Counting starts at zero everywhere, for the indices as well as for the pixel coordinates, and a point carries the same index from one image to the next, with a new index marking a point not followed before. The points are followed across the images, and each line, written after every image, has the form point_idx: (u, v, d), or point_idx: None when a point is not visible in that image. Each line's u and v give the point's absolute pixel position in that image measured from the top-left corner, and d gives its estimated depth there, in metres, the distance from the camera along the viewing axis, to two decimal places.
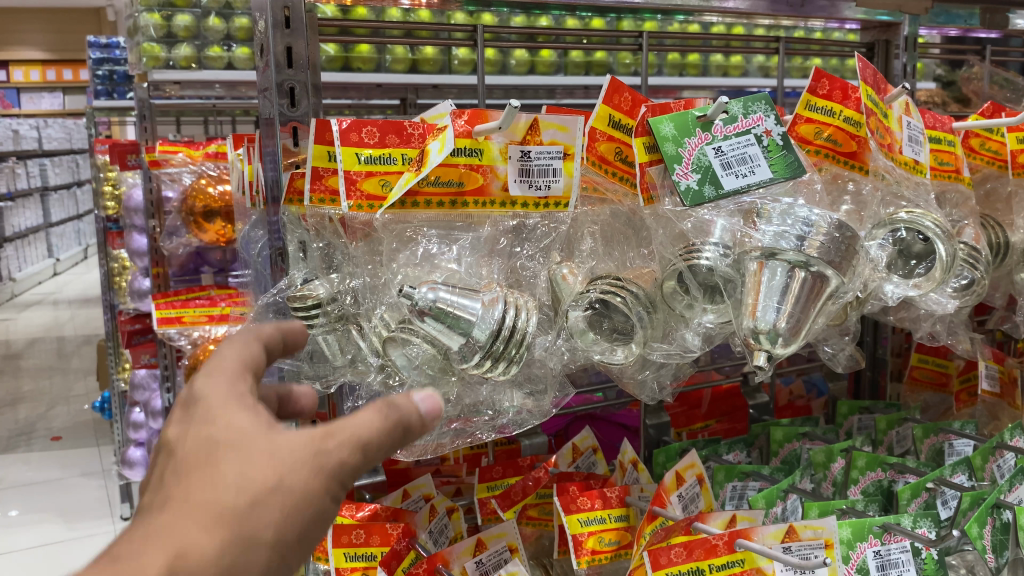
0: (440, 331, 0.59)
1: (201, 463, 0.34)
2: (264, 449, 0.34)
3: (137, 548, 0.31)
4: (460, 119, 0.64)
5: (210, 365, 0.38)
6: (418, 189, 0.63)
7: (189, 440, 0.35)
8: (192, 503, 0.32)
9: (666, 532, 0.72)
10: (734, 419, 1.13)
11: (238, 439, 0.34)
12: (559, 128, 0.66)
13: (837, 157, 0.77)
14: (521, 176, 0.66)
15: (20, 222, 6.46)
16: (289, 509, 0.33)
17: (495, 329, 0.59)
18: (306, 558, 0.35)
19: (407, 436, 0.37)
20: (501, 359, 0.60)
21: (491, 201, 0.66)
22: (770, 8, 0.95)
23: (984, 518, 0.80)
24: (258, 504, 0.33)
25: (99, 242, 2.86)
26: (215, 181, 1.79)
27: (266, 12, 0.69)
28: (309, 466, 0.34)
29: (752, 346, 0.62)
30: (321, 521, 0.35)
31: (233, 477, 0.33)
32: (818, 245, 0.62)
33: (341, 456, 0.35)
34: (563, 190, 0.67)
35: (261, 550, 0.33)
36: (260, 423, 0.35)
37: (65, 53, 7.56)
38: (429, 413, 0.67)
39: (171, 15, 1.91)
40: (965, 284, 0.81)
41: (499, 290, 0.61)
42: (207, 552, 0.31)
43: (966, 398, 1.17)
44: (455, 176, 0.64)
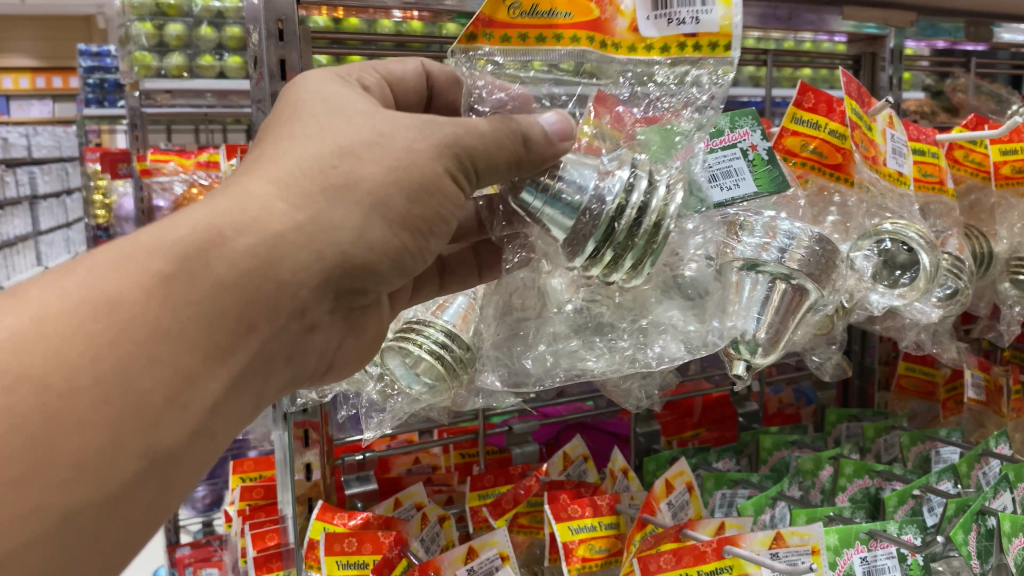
0: (556, 212, 0.50)
1: (284, 125, 0.47)
2: (351, 126, 0.46)
3: (202, 215, 0.42)
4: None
5: (311, 80, 0.51)
6: (504, 19, 0.56)
7: (282, 107, 0.48)
8: (275, 167, 0.44)
9: (657, 539, 0.73)
10: (723, 428, 1.14)
11: (318, 114, 0.47)
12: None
13: (823, 168, 0.80)
14: (655, 10, 0.55)
15: (10, 231, 6.43)
16: (372, 170, 0.45)
17: (622, 204, 0.48)
18: (421, 205, 0.46)
19: (529, 144, 0.48)
20: (625, 251, 0.49)
21: (614, 41, 0.56)
22: (759, 20, 0.97)
23: (968, 525, 0.81)
24: (344, 161, 0.44)
25: (88, 251, 2.86)
26: (206, 191, 1.74)
27: (259, 25, 0.70)
28: (393, 136, 0.46)
29: (733, 355, 0.64)
30: (417, 190, 0.46)
31: (310, 136, 0.45)
32: (799, 258, 0.63)
33: (443, 129, 0.47)
34: (719, 22, 0.55)
35: (350, 196, 0.44)
36: (348, 113, 0.47)
37: (55, 60, 7.54)
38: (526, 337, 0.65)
39: (164, 25, 1.92)
40: (950, 293, 0.82)
41: (623, 154, 0.51)
42: (280, 208, 0.43)
43: (953, 406, 1.19)
44: (561, 3, 0.55)
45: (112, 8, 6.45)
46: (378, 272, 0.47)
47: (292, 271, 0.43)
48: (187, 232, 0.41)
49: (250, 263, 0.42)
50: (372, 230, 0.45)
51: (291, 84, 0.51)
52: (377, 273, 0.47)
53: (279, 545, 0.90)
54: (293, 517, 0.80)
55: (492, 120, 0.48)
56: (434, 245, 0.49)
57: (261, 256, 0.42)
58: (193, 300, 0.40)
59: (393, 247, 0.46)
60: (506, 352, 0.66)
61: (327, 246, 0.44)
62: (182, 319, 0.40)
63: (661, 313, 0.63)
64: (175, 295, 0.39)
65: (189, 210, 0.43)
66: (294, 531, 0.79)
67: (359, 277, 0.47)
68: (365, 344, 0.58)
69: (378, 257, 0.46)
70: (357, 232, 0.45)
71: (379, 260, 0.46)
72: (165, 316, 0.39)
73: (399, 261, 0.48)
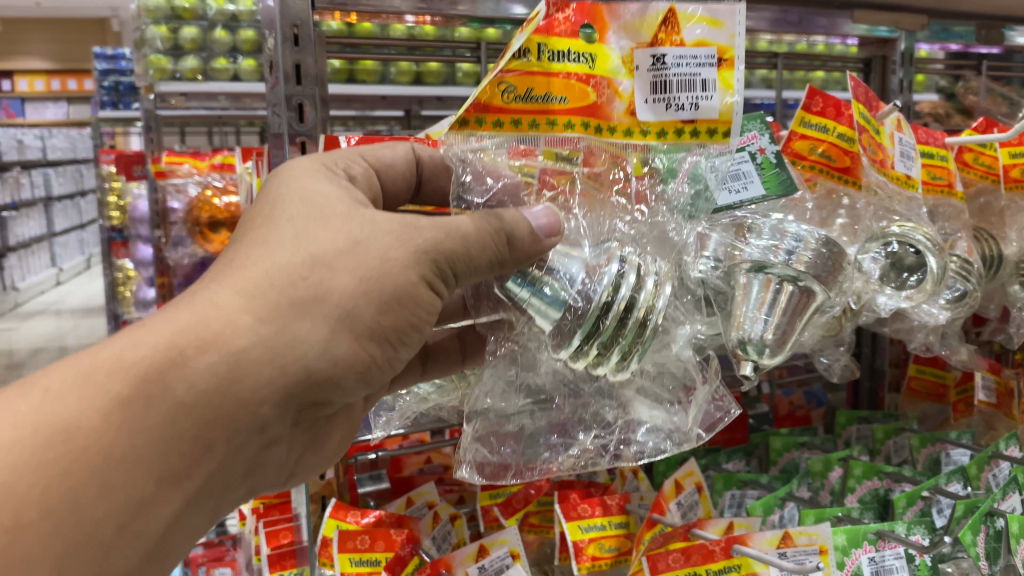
0: (544, 304, 0.50)
1: (260, 224, 0.48)
2: (326, 232, 0.47)
3: (165, 329, 0.45)
4: (561, 14, 0.53)
5: (298, 173, 0.51)
6: (499, 104, 0.53)
7: (257, 206, 0.50)
8: (243, 276, 0.46)
9: (666, 538, 0.74)
10: (734, 429, 1.12)
11: (292, 215, 0.48)
12: (709, 23, 0.56)
13: (831, 172, 0.80)
14: (652, 94, 0.56)
15: (25, 232, 6.48)
16: (343, 281, 0.46)
17: (610, 301, 0.50)
18: (396, 312, 0.48)
19: (513, 243, 0.48)
20: (610, 347, 0.51)
21: (612, 126, 0.57)
22: (770, 24, 0.99)
23: (977, 526, 0.81)
24: (315, 272, 0.46)
25: (103, 252, 2.88)
26: (220, 193, 1.79)
27: (275, 29, 0.71)
28: (369, 243, 0.47)
29: (739, 356, 0.63)
30: (387, 301, 0.47)
31: (285, 242, 0.46)
32: (806, 260, 0.64)
33: (414, 240, 0.47)
34: (719, 108, 0.57)
35: (316, 314, 0.46)
36: (327, 213, 0.48)
37: (70, 63, 7.60)
38: (511, 428, 0.60)
39: (178, 28, 1.93)
40: (958, 295, 0.82)
41: (610, 249, 0.53)
42: (245, 322, 0.45)
43: (963, 409, 1.17)
44: (559, 89, 0.54)
45: (126, 11, 6.50)
46: (342, 384, 0.49)
47: (253, 389, 0.45)
48: (148, 352, 0.44)
49: (210, 382, 0.44)
50: (338, 343, 0.47)
51: (276, 173, 0.51)
52: (341, 386, 0.49)
53: (292, 543, 0.91)
54: (307, 515, 0.80)
55: (475, 219, 0.48)
56: (403, 353, 0.52)
57: (222, 374, 0.44)
58: (148, 425, 0.43)
59: (359, 360, 0.49)
60: (488, 444, 0.60)
61: (290, 361, 0.46)
62: (135, 443, 0.43)
63: (642, 411, 0.60)
64: (131, 421, 0.43)
65: (155, 318, 0.45)
66: (309, 529, 0.81)
67: (322, 390, 0.49)
68: (323, 456, 0.63)
69: (342, 369, 0.48)
70: (322, 346, 0.46)
71: (343, 371, 0.48)
72: (120, 441, 0.42)
73: (365, 372, 0.50)
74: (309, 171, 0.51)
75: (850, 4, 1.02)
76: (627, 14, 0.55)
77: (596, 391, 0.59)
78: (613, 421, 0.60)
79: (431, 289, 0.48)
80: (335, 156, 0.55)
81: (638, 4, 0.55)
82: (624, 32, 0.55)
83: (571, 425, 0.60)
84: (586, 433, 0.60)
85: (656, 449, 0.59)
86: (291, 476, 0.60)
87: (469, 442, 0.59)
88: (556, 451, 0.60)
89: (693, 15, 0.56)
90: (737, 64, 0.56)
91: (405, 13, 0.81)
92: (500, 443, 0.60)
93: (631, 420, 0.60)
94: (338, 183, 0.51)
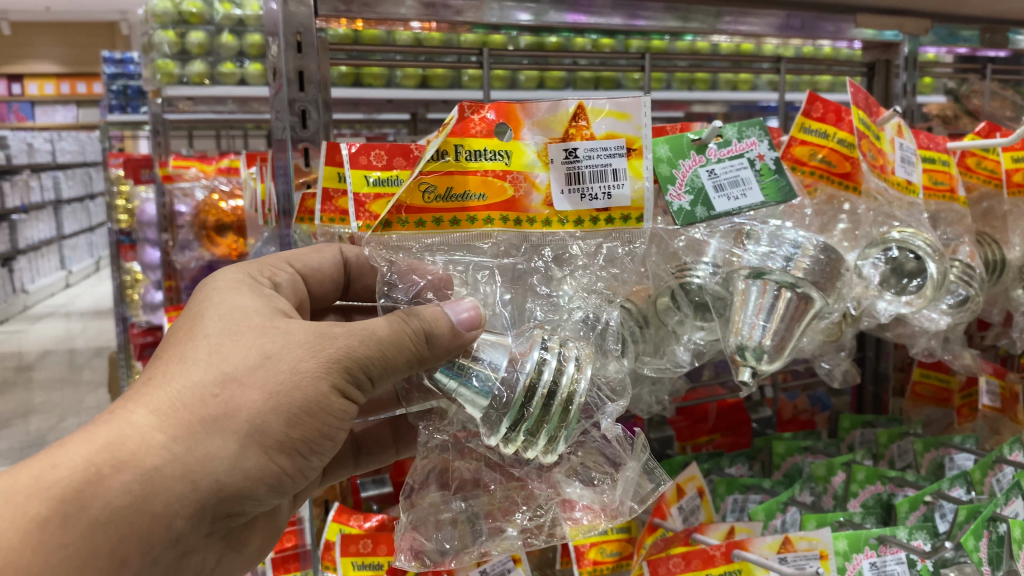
0: (472, 394, 0.52)
1: (180, 340, 0.51)
2: (239, 348, 0.50)
3: (83, 450, 0.48)
4: (476, 115, 0.58)
5: (222, 288, 0.55)
6: (421, 204, 0.57)
7: (181, 320, 0.53)
8: (158, 394, 0.49)
9: (666, 543, 0.76)
10: (738, 433, 1.13)
11: (210, 333, 0.51)
12: (617, 116, 0.61)
13: (831, 177, 0.80)
14: (568, 185, 0.61)
15: (34, 235, 6.51)
16: (252, 397, 0.49)
17: (531, 384, 0.51)
18: (307, 423, 0.51)
19: (431, 340, 0.51)
20: (539, 430, 0.52)
21: (530, 216, 0.60)
22: (776, 30, 0.98)
23: (979, 531, 0.81)
24: (226, 388, 0.49)
25: (112, 255, 2.89)
26: (227, 197, 1.85)
27: (278, 36, 0.72)
28: (279, 357, 0.49)
29: (737, 362, 0.64)
30: (296, 413, 0.50)
31: (200, 359, 0.49)
32: (804, 267, 0.65)
33: (327, 349, 0.50)
34: (630, 195, 0.62)
35: (227, 433, 0.49)
36: (242, 328, 0.51)
37: (79, 66, 7.63)
38: (447, 514, 0.61)
39: (185, 33, 1.92)
40: (960, 300, 0.82)
41: (535, 337, 0.55)
42: (158, 440, 0.48)
43: (968, 413, 1.16)
44: (476, 186, 0.58)
45: (134, 14, 6.54)
46: (255, 495, 0.52)
47: (165, 504, 0.48)
48: (67, 471, 0.47)
49: (123, 500, 0.47)
50: (248, 458, 0.50)
51: (203, 287, 0.55)
52: (254, 496, 0.52)
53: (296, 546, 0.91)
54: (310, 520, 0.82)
55: (391, 323, 0.51)
56: (316, 461, 0.54)
57: (135, 492, 0.47)
58: (64, 542, 0.46)
59: (269, 472, 0.51)
60: (426, 531, 0.60)
61: (201, 476, 0.49)
62: (51, 561, 0.46)
63: (571, 487, 0.61)
64: (50, 538, 0.46)
65: (72, 438, 0.48)
66: (312, 532, 0.82)
67: (235, 501, 0.52)
68: (242, 557, 0.65)
69: (253, 482, 0.51)
70: (232, 461, 0.49)
71: (255, 484, 0.51)
72: (35, 561, 0.45)
73: (277, 482, 0.52)
74: (233, 284, 0.55)
75: (854, 9, 1.02)
76: (539, 111, 0.60)
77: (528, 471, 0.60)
78: (546, 501, 0.61)
79: (344, 395, 0.51)
80: (263, 264, 0.61)
81: (549, 102, 0.60)
82: (537, 128, 0.60)
83: (506, 509, 0.61)
84: (522, 514, 0.61)
85: (591, 526, 0.61)
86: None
87: (405, 532, 0.60)
88: (493, 535, 0.60)
89: (600, 110, 0.61)
90: (645, 153, 0.62)
91: (411, 20, 0.81)
92: (438, 530, 0.60)
93: (564, 499, 0.61)
94: (261, 293, 0.55)
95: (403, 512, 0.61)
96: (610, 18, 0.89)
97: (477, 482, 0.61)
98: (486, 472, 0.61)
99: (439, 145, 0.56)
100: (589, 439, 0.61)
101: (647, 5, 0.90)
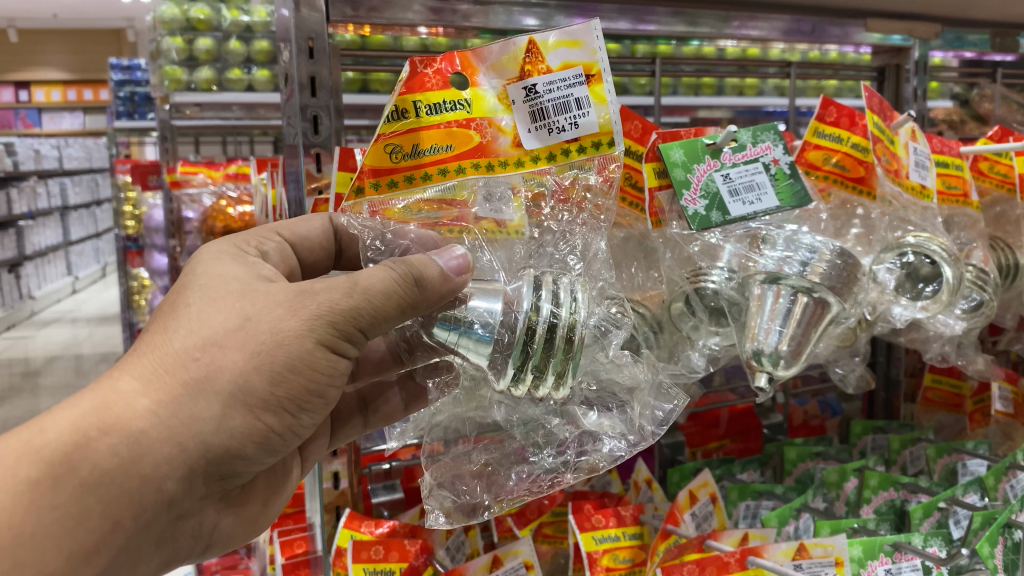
0: (473, 342, 0.52)
1: (165, 313, 0.51)
2: (220, 312, 0.49)
3: (70, 415, 0.48)
4: (430, 69, 0.56)
5: (205, 258, 0.54)
6: (388, 164, 0.56)
7: (165, 295, 0.53)
8: (142, 361, 0.49)
9: (681, 550, 0.74)
10: (748, 439, 1.12)
11: (193, 303, 0.50)
12: (569, 44, 0.58)
13: (846, 182, 0.80)
14: (535, 122, 0.58)
15: (42, 242, 6.53)
16: (234, 358, 0.48)
17: (530, 320, 0.51)
18: (294, 378, 0.50)
19: (421, 284, 0.50)
20: (545, 366, 0.51)
21: (503, 160, 0.59)
22: (783, 34, 0.97)
23: (996, 538, 0.80)
24: (207, 351, 0.48)
25: (119, 260, 2.90)
26: (236, 204, 1.73)
27: (289, 42, 0.72)
28: (259, 318, 0.49)
29: (753, 367, 0.63)
30: (280, 370, 0.49)
31: (183, 330, 0.49)
32: (821, 271, 0.65)
33: (309, 305, 0.50)
34: (598, 121, 0.58)
35: (210, 396, 0.48)
36: (222, 294, 0.50)
37: (86, 74, 7.66)
38: (471, 467, 0.62)
39: (193, 39, 1.89)
40: (975, 305, 0.82)
41: (525, 277, 0.54)
42: (142, 405, 0.48)
43: (980, 418, 1.16)
44: (440, 139, 0.57)
45: (140, 21, 6.55)
46: (245, 454, 0.52)
47: (153, 466, 0.49)
48: (52, 436, 0.48)
49: (111, 462, 0.48)
50: (233, 417, 0.49)
51: (188, 260, 0.55)
52: (243, 455, 0.52)
53: (306, 552, 0.92)
54: (321, 525, 0.82)
55: (378, 272, 0.50)
56: (307, 419, 0.54)
57: (122, 455, 0.48)
58: (56, 504, 0.47)
59: (256, 431, 0.50)
60: (450, 488, 0.62)
61: (187, 437, 0.49)
62: (43, 522, 0.47)
63: (591, 419, 0.59)
64: (40, 499, 0.47)
65: (62, 405, 0.49)
66: (323, 538, 0.82)
67: (224, 462, 0.52)
68: (244, 519, 0.64)
69: (240, 441, 0.50)
70: (216, 421, 0.49)
71: (242, 443, 0.51)
72: (27, 521, 0.47)
73: (265, 441, 0.52)
74: (217, 253, 0.55)
75: (862, 13, 1.02)
76: (491, 54, 0.58)
77: (544, 411, 0.59)
78: (567, 437, 0.60)
79: (333, 349, 0.51)
80: (250, 235, 0.60)
81: (500, 43, 0.58)
82: (493, 72, 0.58)
83: (526, 451, 0.61)
84: (545, 454, 0.60)
85: (615, 453, 0.60)
86: (207, 547, 0.61)
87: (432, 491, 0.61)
88: (521, 478, 0.61)
89: (551, 40, 0.58)
90: (606, 76, 0.58)
91: (418, 26, 0.81)
92: (464, 483, 0.62)
93: (585, 433, 0.60)
94: (244, 261, 0.54)
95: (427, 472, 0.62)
96: (616, 23, 0.89)
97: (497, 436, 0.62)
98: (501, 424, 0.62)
99: (395, 104, 0.55)
100: (599, 368, 0.59)
101: (653, 9, 0.90)
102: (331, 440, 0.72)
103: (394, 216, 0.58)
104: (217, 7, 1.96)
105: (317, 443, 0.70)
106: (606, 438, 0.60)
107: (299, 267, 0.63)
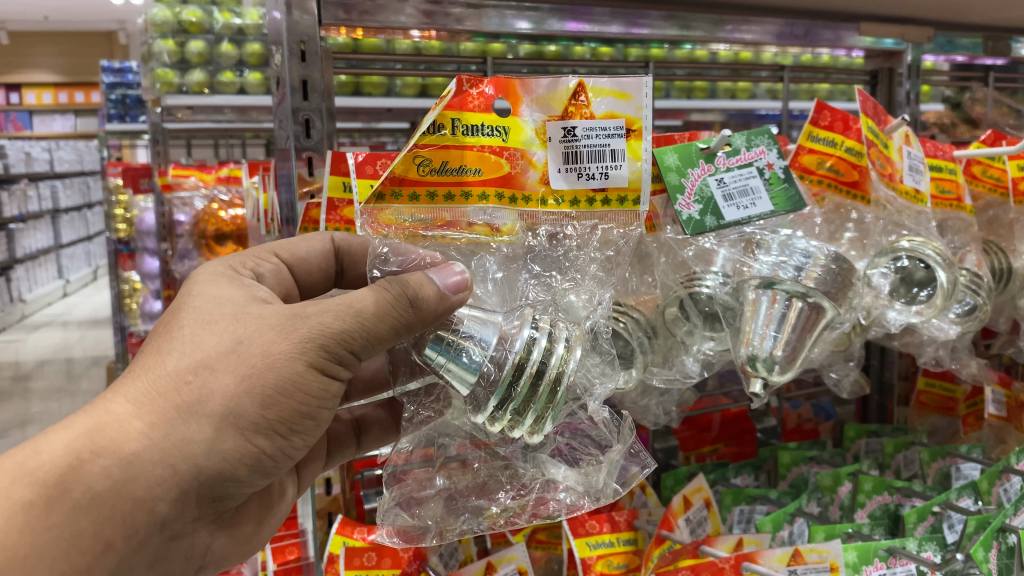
0: (461, 370, 0.51)
1: (157, 336, 0.50)
2: (212, 334, 0.49)
3: (65, 437, 0.48)
4: (475, 89, 0.56)
5: (201, 280, 0.54)
6: (413, 177, 0.56)
7: (160, 318, 0.52)
8: (136, 383, 0.48)
9: (675, 556, 0.77)
10: (742, 444, 1.13)
11: (184, 326, 0.50)
12: (617, 96, 0.60)
13: (839, 186, 0.80)
14: (566, 164, 0.60)
15: (32, 245, 6.49)
16: (225, 381, 0.48)
17: (520, 362, 0.50)
18: (284, 403, 0.49)
19: (417, 303, 0.50)
20: (525, 409, 0.51)
21: (524, 194, 0.60)
22: (775, 37, 0.98)
23: (989, 542, 0.80)
24: (199, 374, 0.48)
25: (111, 264, 2.89)
26: (228, 206, 1.74)
27: (282, 45, 0.71)
28: (251, 341, 0.49)
29: (748, 373, 0.63)
30: (271, 394, 0.49)
31: (174, 352, 0.49)
32: (816, 276, 0.65)
33: (303, 328, 0.49)
34: (628, 176, 0.61)
35: (201, 418, 0.48)
36: (215, 318, 0.50)
37: (79, 75, 7.63)
38: (430, 491, 0.60)
39: (185, 42, 1.88)
40: (968, 309, 0.82)
41: (524, 313, 0.53)
42: (136, 427, 0.47)
43: (973, 423, 1.17)
44: (472, 161, 0.57)
45: (130, 22, 6.53)
46: (236, 477, 0.51)
47: (146, 488, 0.48)
48: (47, 458, 0.47)
49: (104, 484, 0.47)
50: (225, 440, 0.49)
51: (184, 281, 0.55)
52: (235, 478, 0.51)
53: (298, 559, 0.93)
54: (313, 530, 0.77)
55: (372, 292, 0.50)
56: (299, 442, 0.53)
57: (115, 477, 0.47)
58: (50, 525, 0.46)
59: (248, 453, 0.50)
60: (410, 510, 0.60)
61: (180, 460, 0.48)
62: (37, 544, 0.46)
63: (555, 470, 0.59)
64: (33, 520, 0.46)
65: (57, 426, 0.49)
66: (314, 544, 0.78)
67: (217, 484, 0.51)
68: (237, 542, 0.63)
69: (231, 464, 0.50)
70: (208, 444, 0.48)
71: (233, 465, 0.50)
72: (21, 543, 0.45)
73: (257, 464, 0.51)
74: (213, 275, 0.54)
75: (856, 17, 1.02)
76: (539, 88, 0.59)
77: (514, 450, 0.60)
78: (530, 480, 0.60)
79: (324, 372, 0.50)
80: (247, 256, 0.60)
81: (550, 79, 0.59)
82: (537, 105, 0.59)
83: (490, 487, 0.60)
84: (505, 492, 0.60)
85: (573, 506, 0.58)
86: (200, 567, 0.60)
87: (389, 508, 0.59)
88: (475, 514, 0.60)
89: (602, 89, 0.60)
90: (646, 134, 0.61)
91: (411, 29, 0.80)
92: (431, 507, 0.60)
93: (548, 479, 0.59)
94: (241, 283, 0.54)
95: (387, 487, 0.60)
96: (609, 26, 0.89)
97: (463, 460, 0.60)
98: (472, 451, 0.60)
99: (436, 118, 0.54)
100: (576, 421, 0.60)
101: (646, 12, 0.90)
102: (323, 463, 0.71)
103: (399, 228, 0.57)
104: (210, 10, 1.94)
105: (312, 467, 0.70)
106: (564, 490, 0.59)
107: (294, 289, 0.62)
